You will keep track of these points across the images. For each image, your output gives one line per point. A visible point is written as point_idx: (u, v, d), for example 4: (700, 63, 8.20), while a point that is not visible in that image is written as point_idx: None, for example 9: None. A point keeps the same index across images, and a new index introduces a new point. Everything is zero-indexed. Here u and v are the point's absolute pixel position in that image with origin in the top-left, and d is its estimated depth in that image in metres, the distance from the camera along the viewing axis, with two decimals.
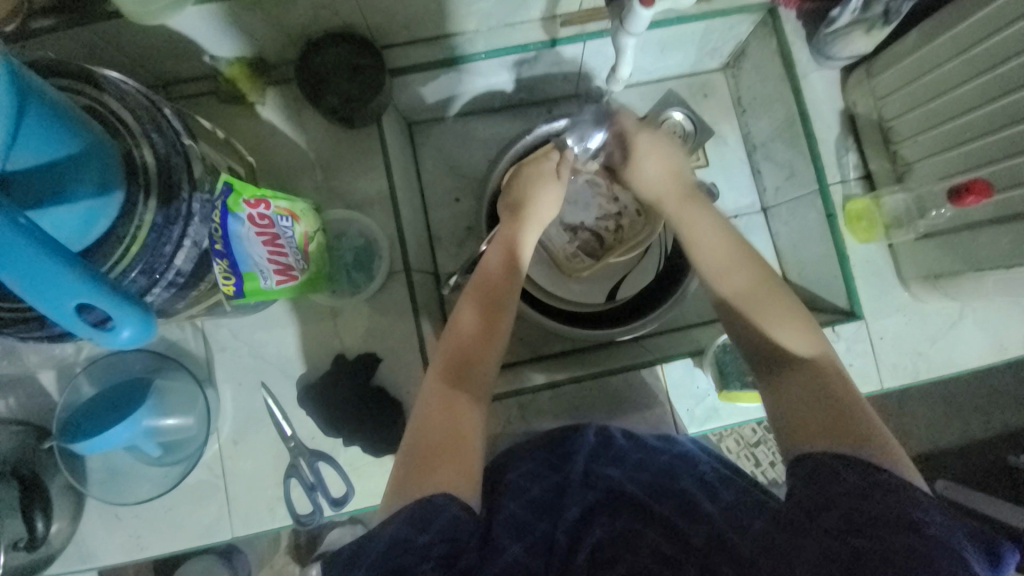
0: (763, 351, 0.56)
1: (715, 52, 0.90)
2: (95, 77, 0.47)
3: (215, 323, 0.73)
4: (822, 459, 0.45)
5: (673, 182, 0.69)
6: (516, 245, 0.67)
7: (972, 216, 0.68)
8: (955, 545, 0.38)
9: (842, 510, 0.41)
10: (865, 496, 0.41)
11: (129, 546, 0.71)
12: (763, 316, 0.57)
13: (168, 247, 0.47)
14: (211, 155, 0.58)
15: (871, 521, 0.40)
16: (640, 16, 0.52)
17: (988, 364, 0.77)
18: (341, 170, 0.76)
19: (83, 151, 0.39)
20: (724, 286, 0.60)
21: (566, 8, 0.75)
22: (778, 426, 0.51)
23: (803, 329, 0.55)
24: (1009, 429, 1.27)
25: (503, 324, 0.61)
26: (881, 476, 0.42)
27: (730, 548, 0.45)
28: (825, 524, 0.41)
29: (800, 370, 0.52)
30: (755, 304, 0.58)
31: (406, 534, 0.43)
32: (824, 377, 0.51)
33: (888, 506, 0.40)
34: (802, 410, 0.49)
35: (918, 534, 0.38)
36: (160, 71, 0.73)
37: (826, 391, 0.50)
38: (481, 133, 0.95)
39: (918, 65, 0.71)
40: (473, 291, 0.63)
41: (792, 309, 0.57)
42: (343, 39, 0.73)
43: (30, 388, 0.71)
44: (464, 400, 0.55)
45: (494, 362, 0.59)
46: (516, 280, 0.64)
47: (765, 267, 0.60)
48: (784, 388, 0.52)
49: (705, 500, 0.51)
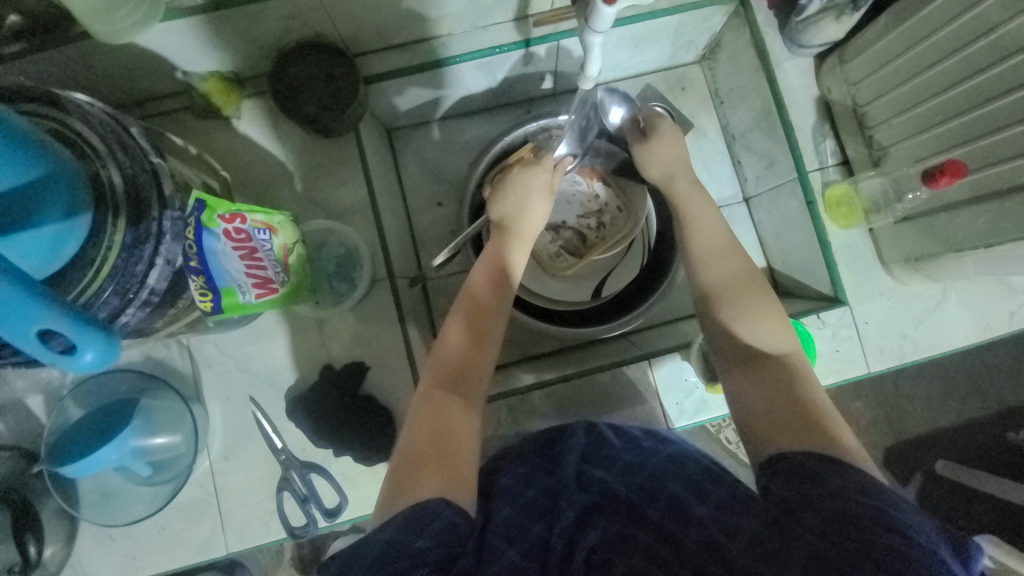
0: (738, 350, 0.57)
1: (689, 45, 0.91)
2: (59, 99, 0.47)
3: (200, 339, 0.73)
4: (799, 460, 0.46)
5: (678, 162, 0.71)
6: (502, 253, 0.67)
7: (948, 197, 0.68)
8: (930, 546, 0.37)
9: (822, 511, 0.41)
10: (844, 496, 0.42)
11: (125, 567, 0.70)
12: (738, 310, 0.59)
13: (140, 267, 0.47)
14: (183, 172, 0.58)
15: (849, 521, 0.40)
16: (603, 14, 0.53)
17: (974, 344, 0.78)
18: (320, 180, 0.76)
19: (51, 175, 0.40)
20: (707, 275, 0.63)
21: (537, 7, 0.75)
22: (749, 425, 0.53)
23: (773, 325, 0.58)
24: (1006, 406, 1.27)
25: (495, 333, 0.62)
26: (853, 473, 0.44)
27: (722, 552, 0.44)
28: (809, 525, 0.41)
29: (770, 365, 0.55)
30: (730, 298, 0.60)
31: (404, 537, 0.43)
32: (794, 372, 0.54)
33: (866, 507, 0.40)
34: (772, 404, 0.52)
35: (896, 535, 0.38)
36: (134, 90, 0.73)
37: (794, 387, 0.53)
38: (461, 137, 0.95)
39: (888, 50, 0.72)
40: (462, 302, 0.63)
41: (766, 304, 0.60)
42: (315, 49, 0.73)
43: (18, 413, 0.71)
44: (458, 409, 0.56)
45: (485, 366, 0.60)
46: (503, 288, 0.64)
47: (748, 262, 0.63)
48: (753, 382, 0.54)
49: (697, 503, 0.51)
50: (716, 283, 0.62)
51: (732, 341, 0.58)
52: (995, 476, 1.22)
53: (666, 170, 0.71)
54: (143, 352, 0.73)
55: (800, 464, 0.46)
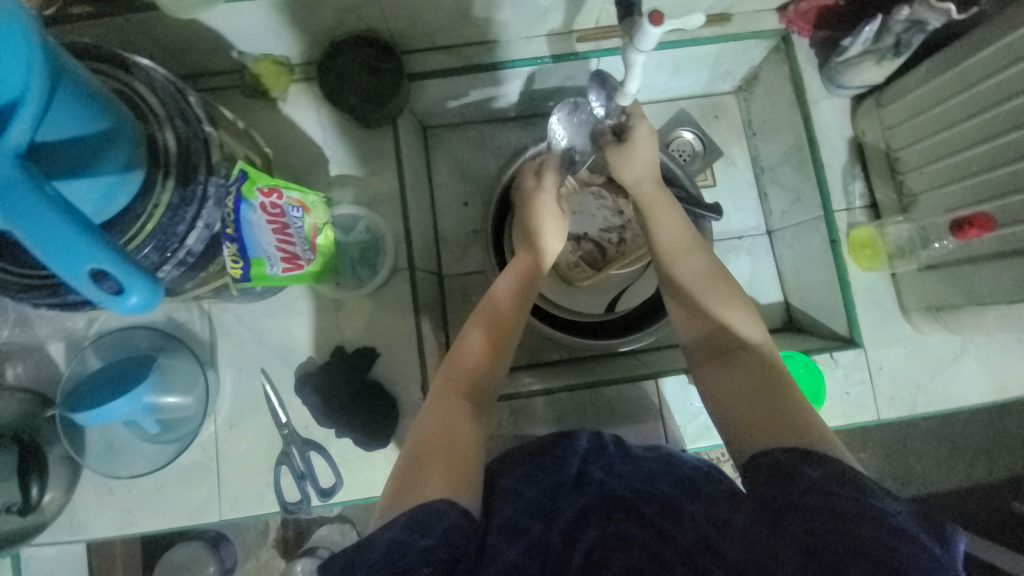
0: (711, 343, 0.57)
1: (727, 76, 0.92)
2: (127, 62, 0.50)
3: (221, 307, 0.75)
4: (778, 456, 0.45)
5: (649, 173, 0.68)
6: (528, 270, 0.67)
7: (974, 249, 0.67)
8: (910, 531, 0.38)
9: (806, 509, 0.41)
10: (827, 493, 0.41)
11: (119, 520, 0.72)
12: (705, 304, 0.58)
13: (182, 227, 0.50)
14: (230, 145, 0.60)
15: (832, 516, 0.39)
16: (649, 34, 0.55)
17: (988, 402, 0.76)
18: (354, 167, 0.79)
19: (111, 131, 0.42)
20: (679, 274, 0.61)
21: (582, 24, 0.77)
22: (729, 429, 0.51)
23: (742, 315, 0.57)
24: (1017, 474, 1.24)
25: (511, 347, 0.63)
26: (831, 465, 0.43)
27: (715, 548, 0.45)
28: (796, 529, 0.40)
29: (739, 358, 0.54)
30: (698, 293, 0.59)
31: (406, 537, 0.44)
32: (763, 364, 0.53)
33: (848, 500, 0.40)
34: (744, 403, 0.51)
35: (877, 526, 0.38)
36: (189, 64, 0.76)
37: (764, 380, 0.51)
38: (494, 141, 0.97)
39: (925, 99, 0.72)
40: (482, 315, 0.63)
41: (732, 294, 0.59)
42: (366, 43, 0.76)
43: (38, 357, 0.73)
44: (472, 420, 0.57)
45: (502, 375, 0.61)
46: (527, 306, 0.65)
47: (708, 253, 0.62)
48: (725, 380, 0.53)
49: (688, 501, 0.51)
50: (689, 282, 0.60)
51: (703, 337, 0.57)
52: (1000, 545, 1.18)
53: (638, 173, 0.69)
54: (165, 313, 0.75)
55: (775, 461, 0.44)
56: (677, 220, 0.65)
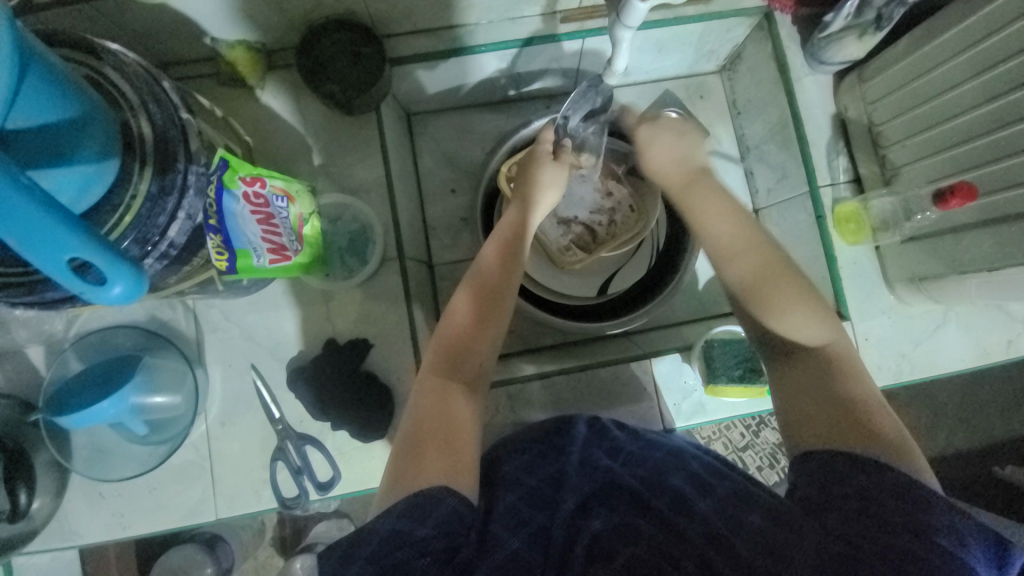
0: (774, 341, 0.57)
1: (712, 54, 0.92)
2: (95, 47, 0.48)
3: (207, 303, 0.73)
4: (832, 457, 0.48)
5: (680, 170, 0.67)
6: (513, 239, 0.65)
7: (956, 219, 0.69)
8: (957, 548, 0.41)
9: (844, 511, 0.44)
10: (872, 498, 0.44)
11: (112, 525, 0.70)
12: (773, 303, 0.57)
13: (162, 219, 0.48)
14: (208, 133, 0.58)
15: (875, 522, 0.43)
16: (636, 9, 0.54)
17: (971, 368, 0.79)
18: (339, 155, 0.77)
19: (83, 117, 0.40)
20: (731, 273, 0.60)
21: (567, 4, 0.76)
22: (785, 421, 0.53)
23: (818, 316, 0.56)
24: (994, 440, 1.28)
25: (504, 315, 0.61)
26: (888, 475, 0.45)
27: (725, 544, 0.46)
28: (831, 525, 0.44)
29: (807, 360, 0.54)
30: (763, 290, 0.57)
31: (405, 526, 0.45)
32: (834, 365, 0.54)
33: (894, 510, 0.43)
34: (807, 400, 0.52)
35: (921, 539, 0.41)
36: (161, 51, 0.73)
37: (834, 381, 0.52)
38: (479, 126, 0.96)
39: (907, 72, 0.73)
40: (470, 277, 0.63)
41: (801, 292, 0.57)
42: (345, 26, 0.74)
43: (18, 363, 0.70)
44: (460, 393, 0.56)
45: (490, 350, 0.59)
46: (513, 277, 0.63)
47: (773, 252, 0.59)
48: (791, 377, 0.54)
49: (698, 497, 0.52)
50: (746, 282, 0.59)
51: (766, 335, 0.57)
52: (980, 508, 1.23)
53: (665, 173, 0.68)
54: (148, 311, 0.73)
55: (831, 462, 0.48)
56: (730, 212, 0.62)
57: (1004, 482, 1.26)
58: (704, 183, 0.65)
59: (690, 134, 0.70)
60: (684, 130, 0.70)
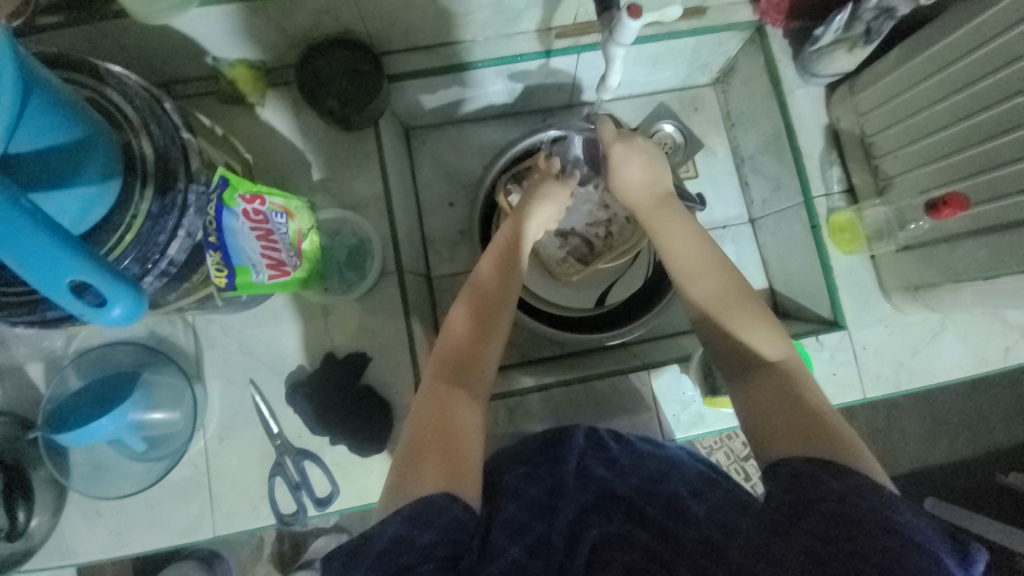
0: (735, 354, 0.58)
1: (705, 68, 0.93)
2: (99, 70, 0.49)
3: (206, 319, 0.73)
4: (797, 465, 0.47)
5: (650, 193, 0.68)
6: (509, 251, 0.66)
7: (949, 228, 0.70)
8: (926, 544, 0.40)
9: (820, 515, 0.43)
10: (844, 499, 0.43)
11: (110, 543, 0.70)
12: (730, 319, 0.58)
13: (162, 237, 0.48)
14: (208, 151, 0.59)
15: (849, 524, 0.42)
16: (628, 27, 0.55)
17: (968, 376, 0.79)
18: (338, 170, 0.78)
19: (88, 137, 0.41)
20: (693, 293, 0.61)
21: (561, 20, 0.77)
22: (750, 430, 0.53)
23: (767, 330, 0.57)
24: (997, 447, 1.28)
25: (501, 327, 0.61)
26: (855, 478, 0.45)
27: (720, 553, 0.47)
28: (808, 530, 0.43)
29: (767, 370, 0.55)
30: (720, 308, 0.59)
31: (408, 531, 0.45)
32: (792, 378, 0.54)
33: (865, 509, 0.42)
34: (770, 412, 0.52)
35: (894, 535, 0.40)
36: (162, 71, 0.74)
37: (792, 390, 0.53)
38: (476, 140, 0.97)
39: (897, 83, 0.74)
40: (468, 290, 0.63)
41: (754, 311, 0.58)
42: (344, 45, 0.75)
43: (17, 380, 0.71)
44: (460, 403, 0.56)
45: (491, 361, 0.60)
46: (512, 288, 0.63)
47: (731, 271, 0.61)
48: (753, 386, 0.55)
49: (692, 503, 0.53)
50: (707, 302, 0.60)
51: (728, 348, 0.58)
52: (985, 516, 1.22)
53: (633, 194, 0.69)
54: (149, 327, 0.73)
55: (798, 470, 0.47)
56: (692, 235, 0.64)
57: (1008, 490, 1.25)
58: (671, 206, 0.67)
59: (659, 159, 0.70)
60: (652, 154, 0.70)
